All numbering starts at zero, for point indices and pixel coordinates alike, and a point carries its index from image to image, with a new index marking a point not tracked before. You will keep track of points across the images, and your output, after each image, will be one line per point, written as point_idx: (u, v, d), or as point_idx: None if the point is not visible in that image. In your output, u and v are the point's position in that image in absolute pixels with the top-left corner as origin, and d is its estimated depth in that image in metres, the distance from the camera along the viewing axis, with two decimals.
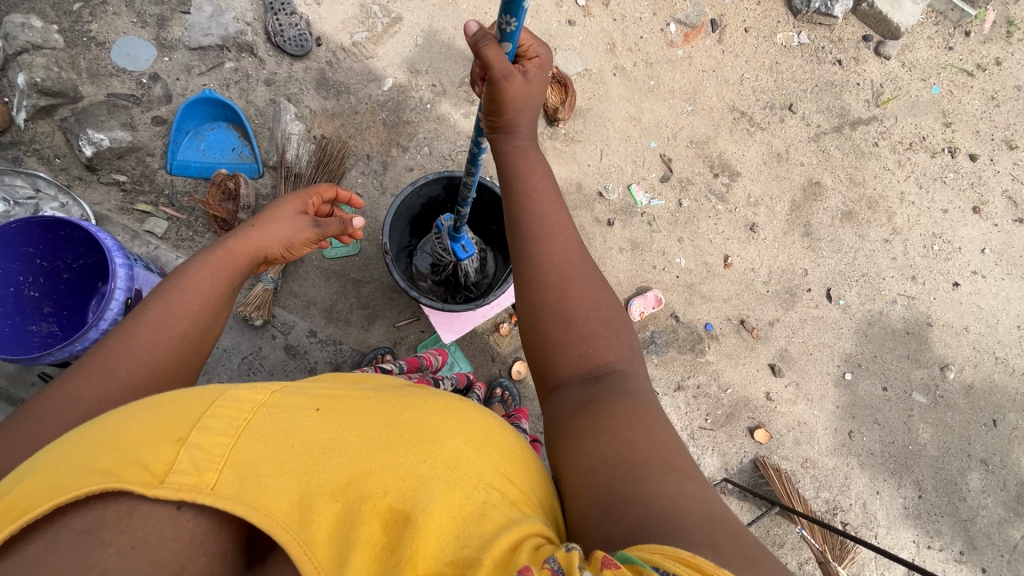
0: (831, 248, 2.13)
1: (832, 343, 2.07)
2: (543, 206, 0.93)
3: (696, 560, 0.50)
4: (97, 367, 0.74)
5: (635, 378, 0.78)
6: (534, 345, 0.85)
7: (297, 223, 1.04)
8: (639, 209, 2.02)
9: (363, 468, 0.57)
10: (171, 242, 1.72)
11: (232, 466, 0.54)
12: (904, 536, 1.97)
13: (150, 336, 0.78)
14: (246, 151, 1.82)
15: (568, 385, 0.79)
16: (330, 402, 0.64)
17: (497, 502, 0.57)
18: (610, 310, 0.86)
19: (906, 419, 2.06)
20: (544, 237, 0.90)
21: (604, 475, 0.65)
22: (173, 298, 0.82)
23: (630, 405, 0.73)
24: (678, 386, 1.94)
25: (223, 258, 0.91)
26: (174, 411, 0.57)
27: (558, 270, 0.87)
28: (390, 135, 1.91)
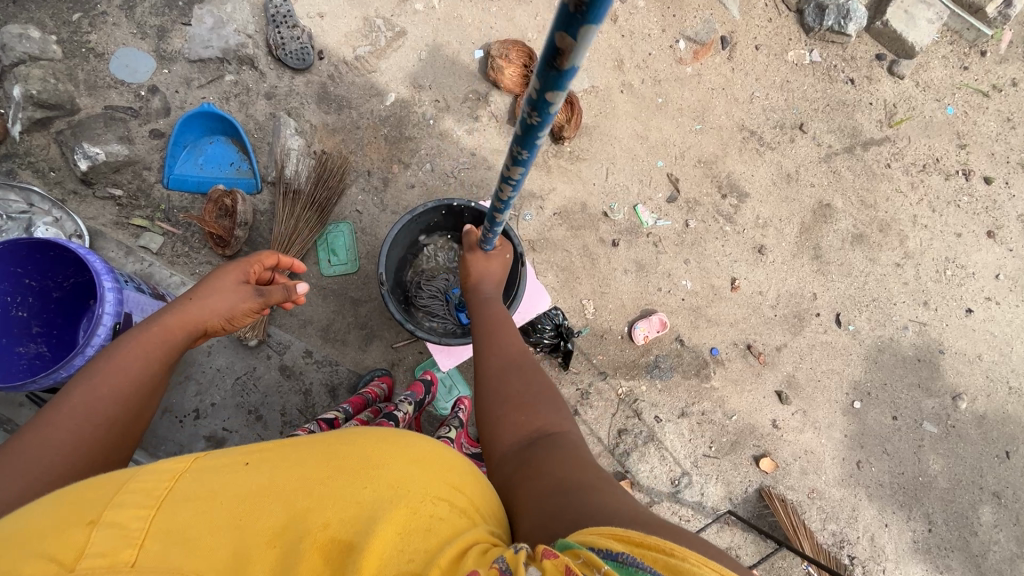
0: (841, 272, 2.08)
1: (841, 370, 2.02)
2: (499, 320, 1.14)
3: (626, 532, 0.51)
4: (9, 462, 0.69)
5: (565, 439, 0.81)
6: (482, 428, 0.89)
7: (239, 293, 1.04)
8: (645, 230, 1.97)
9: (299, 506, 0.53)
10: (166, 258, 1.69)
11: (154, 536, 0.48)
12: (912, 571, 1.92)
13: (71, 426, 0.76)
14: (245, 165, 1.78)
15: (506, 454, 0.81)
16: (259, 455, 0.60)
17: (443, 516, 0.55)
18: (546, 386, 0.93)
19: (916, 450, 2.00)
20: (491, 343, 1.05)
21: (537, 507, 0.64)
22: (99, 385, 0.81)
23: (563, 454, 0.75)
24: (682, 413, 1.89)
25: (158, 336, 0.91)
26: (80, 502, 0.51)
27: (502, 363, 0.99)
28: (392, 150, 1.88)
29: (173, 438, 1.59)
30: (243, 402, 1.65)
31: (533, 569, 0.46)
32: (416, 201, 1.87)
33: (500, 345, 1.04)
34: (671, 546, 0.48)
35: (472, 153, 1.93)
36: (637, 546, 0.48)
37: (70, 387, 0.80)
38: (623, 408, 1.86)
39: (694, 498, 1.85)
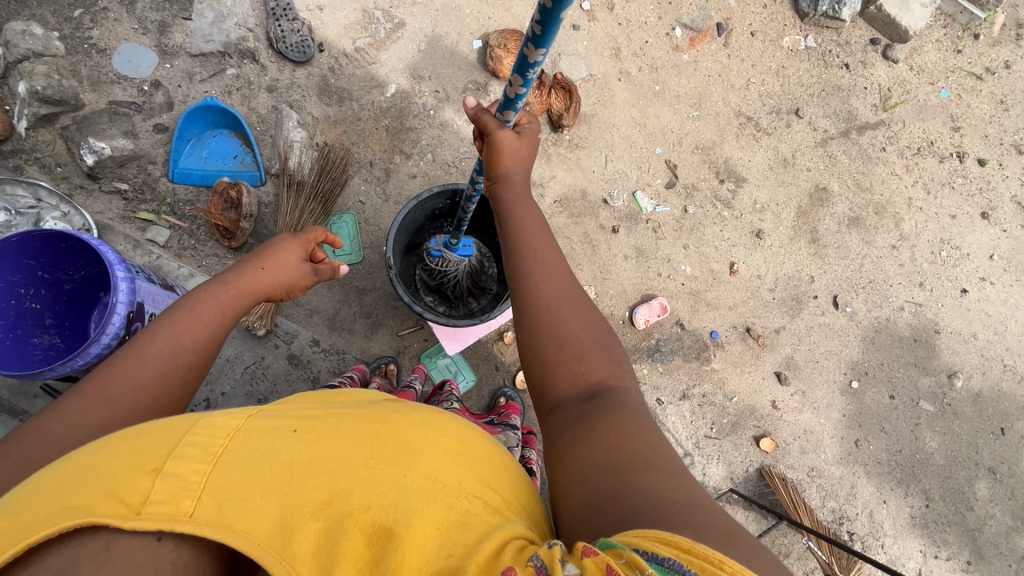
0: (838, 255, 2.11)
1: (838, 351, 2.05)
2: (538, 241, 0.94)
3: (674, 538, 0.51)
4: (101, 395, 0.77)
5: (624, 395, 0.78)
6: (528, 368, 0.85)
7: (300, 268, 1.11)
8: (645, 216, 2.00)
9: (343, 485, 0.57)
10: (173, 250, 1.71)
11: (211, 492, 0.53)
12: (910, 546, 1.95)
13: (153, 370, 0.83)
14: (249, 158, 1.80)
15: (565, 404, 0.79)
16: (307, 424, 0.64)
17: (477, 511, 0.58)
18: (603, 326, 0.86)
19: (913, 427, 2.04)
20: (538, 267, 0.91)
21: (588, 475, 0.65)
22: (179, 333, 0.88)
23: (622, 415, 0.72)
24: (683, 395, 1.92)
25: (231, 296, 0.97)
26: (146, 442, 0.56)
27: (552, 296, 0.87)
28: (394, 141, 1.90)
29: None
30: (252, 391, 1.67)
31: (571, 566, 0.48)
32: (419, 190, 1.89)
33: (549, 271, 0.90)
34: (718, 557, 0.49)
35: (473, 142, 1.95)
36: (684, 553, 0.49)
37: (151, 329, 0.87)
38: None
39: (696, 478, 1.88)
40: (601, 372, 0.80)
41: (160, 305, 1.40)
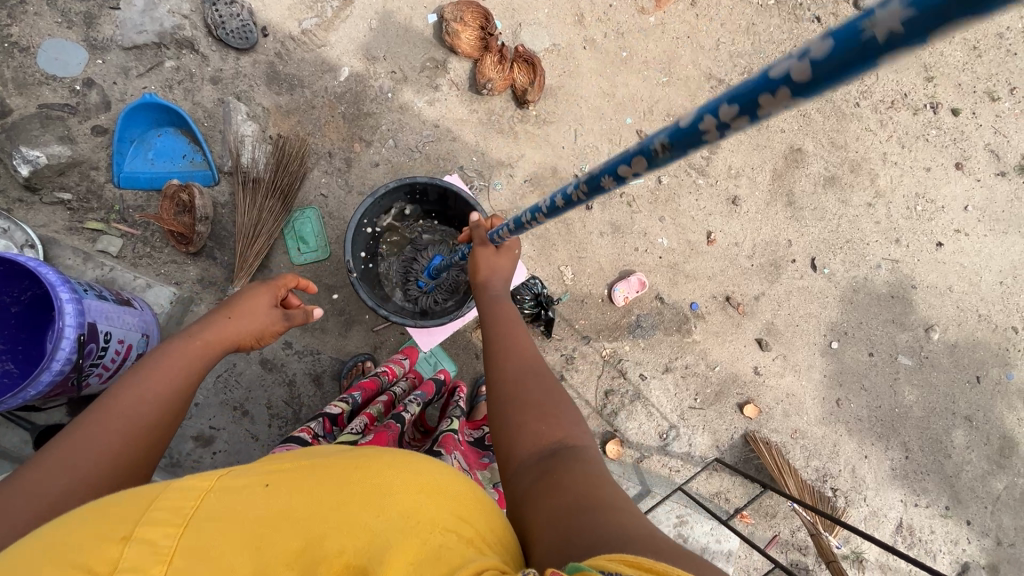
0: (815, 216, 2.09)
1: (817, 313, 2.06)
2: (508, 325, 1.07)
3: (640, 558, 0.47)
4: (64, 459, 0.74)
5: (584, 451, 0.78)
6: (496, 432, 0.87)
7: (270, 314, 1.09)
8: (618, 190, 1.95)
9: (316, 532, 0.54)
10: (128, 261, 1.64)
11: (182, 555, 0.50)
12: (891, 496, 2.01)
13: (123, 429, 0.80)
14: (199, 157, 1.71)
15: (524, 462, 0.78)
16: (278, 474, 0.60)
17: (452, 544, 0.53)
18: (562, 394, 0.90)
19: (892, 382, 2.07)
20: (505, 347, 1.00)
21: (554, 521, 0.63)
22: (148, 389, 0.86)
23: (583, 468, 0.72)
24: (666, 368, 1.92)
25: (200, 348, 0.96)
26: (114, 515, 0.53)
27: (514, 371, 0.95)
28: (352, 129, 1.81)
29: None
30: (227, 399, 1.64)
31: None
32: (382, 179, 1.82)
33: (516, 349, 0.99)
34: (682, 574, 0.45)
35: (435, 124, 1.86)
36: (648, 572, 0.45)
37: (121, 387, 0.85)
38: (608, 369, 1.88)
39: (682, 449, 1.90)
40: (561, 430, 0.82)
41: (115, 323, 1.33)
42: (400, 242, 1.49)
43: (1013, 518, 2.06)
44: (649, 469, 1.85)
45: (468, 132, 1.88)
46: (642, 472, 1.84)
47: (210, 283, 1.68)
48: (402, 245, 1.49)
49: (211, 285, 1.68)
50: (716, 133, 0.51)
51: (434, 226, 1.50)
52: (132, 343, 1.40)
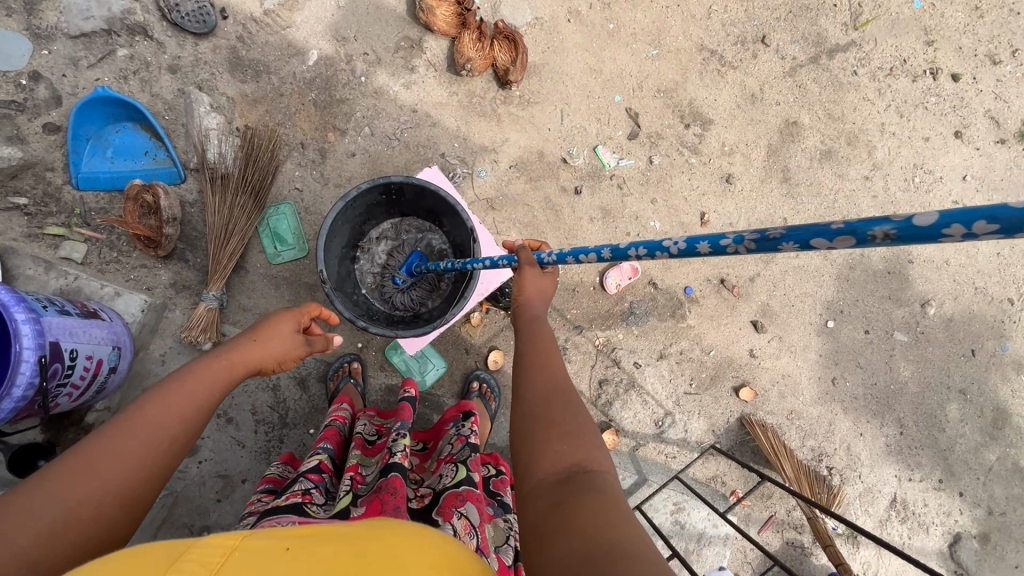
0: (811, 192, 2.02)
1: (813, 293, 2.02)
2: (541, 341, 1.01)
3: None
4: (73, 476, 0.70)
5: (605, 484, 0.73)
6: (516, 448, 0.84)
7: (295, 342, 1.01)
8: (608, 173, 1.87)
9: None
10: (94, 267, 1.55)
11: None
12: (886, 472, 2.02)
13: (125, 474, 0.74)
14: (163, 154, 1.61)
15: (540, 485, 0.75)
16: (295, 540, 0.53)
17: None
18: (586, 418, 0.85)
19: (888, 359, 2.05)
20: (534, 362, 0.96)
21: (564, 560, 0.60)
22: (158, 424, 0.79)
23: (603, 503, 0.68)
24: (661, 355, 1.88)
25: (221, 370, 0.90)
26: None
27: (543, 387, 0.90)
28: (324, 117, 1.70)
29: None
30: None
31: None
32: (360, 170, 1.73)
33: (546, 367, 0.95)
34: None
35: (414, 109, 1.76)
36: None
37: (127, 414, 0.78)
38: (602, 359, 1.84)
39: (678, 435, 1.88)
40: (581, 454, 0.78)
41: (81, 339, 1.26)
42: (381, 243, 1.42)
43: (1005, 488, 2.08)
44: (645, 458, 1.83)
45: (448, 117, 1.78)
46: (638, 460, 1.82)
47: (184, 287, 1.61)
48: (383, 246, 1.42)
49: (185, 290, 1.61)
50: (958, 240, 0.50)
51: (417, 227, 1.44)
52: (102, 358, 1.33)
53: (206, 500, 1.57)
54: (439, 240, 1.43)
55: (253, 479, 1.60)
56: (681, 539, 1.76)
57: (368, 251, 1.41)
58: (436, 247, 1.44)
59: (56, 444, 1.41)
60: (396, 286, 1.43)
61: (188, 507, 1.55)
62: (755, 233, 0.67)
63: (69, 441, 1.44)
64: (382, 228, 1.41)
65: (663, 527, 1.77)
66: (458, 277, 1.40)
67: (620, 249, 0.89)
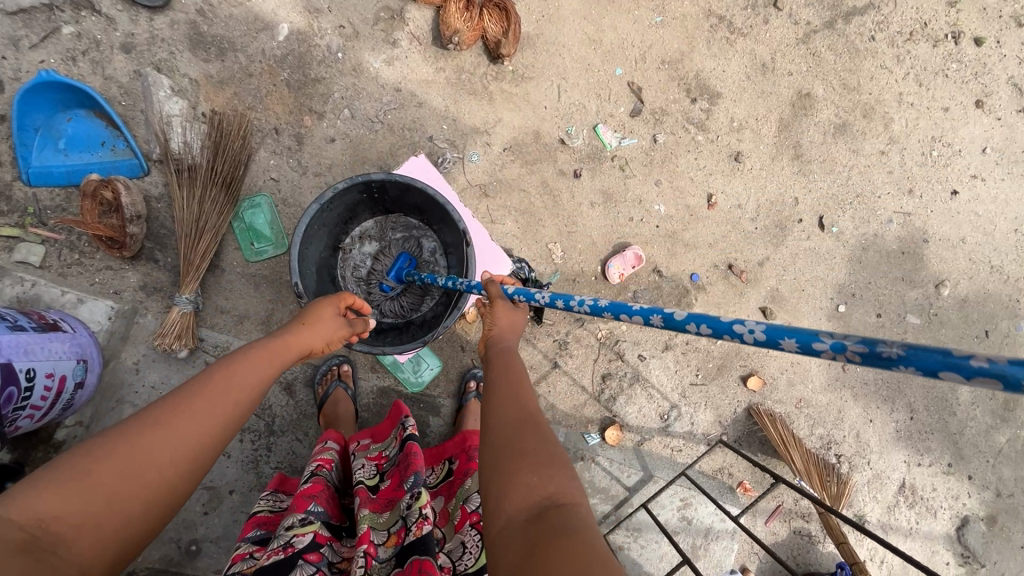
0: (824, 169, 1.91)
1: (824, 276, 1.92)
2: (510, 368, 0.94)
3: None
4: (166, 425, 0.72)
5: (581, 522, 0.65)
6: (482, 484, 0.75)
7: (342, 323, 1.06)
8: (610, 153, 1.74)
9: None
10: (55, 271, 1.43)
11: None
12: (895, 457, 1.97)
13: (190, 466, 0.73)
14: (122, 144, 1.47)
15: (509, 527, 0.67)
16: None
17: None
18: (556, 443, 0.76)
19: (899, 343, 1.98)
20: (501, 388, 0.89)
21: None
22: (227, 415, 0.79)
23: (579, 545, 0.60)
24: (666, 346, 1.80)
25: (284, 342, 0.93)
26: None
27: (512, 416, 0.82)
28: (299, 99, 1.57)
29: None
30: None
31: None
32: (341, 156, 1.59)
33: (515, 391, 0.87)
34: None
35: (397, 88, 1.62)
36: None
37: (203, 390, 0.78)
38: (605, 352, 1.75)
39: (684, 428, 1.81)
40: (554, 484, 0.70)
41: (39, 356, 1.15)
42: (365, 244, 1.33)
43: (1014, 470, 2.04)
44: (651, 452, 1.76)
45: (435, 96, 1.64)
46: (644, 456, 1.75)
47: (154, 289, 1.49)
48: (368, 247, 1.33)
49: (156, 292, 1.49)
50: None
51: (404, 225, 1.34)
52: (66, 373, 1.22)
53: (192, 514, 1.48)
54: (429, 239, 1.33)
55: (240, 489, 1.51)
56: (688, 535, 1.72)
57: (351, 254, 1.32)
58: (424, 247, 1.34)
59: (24, 464, 1.32)
60: (385, 293, 1.32)
61: (173, 522, 1.47)
62: (862, 344, 0.57)
63: (39, 460, 1.34)
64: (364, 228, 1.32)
65: (669, 524, 1.72)
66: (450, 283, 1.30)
67: (676, 320, 0.77)
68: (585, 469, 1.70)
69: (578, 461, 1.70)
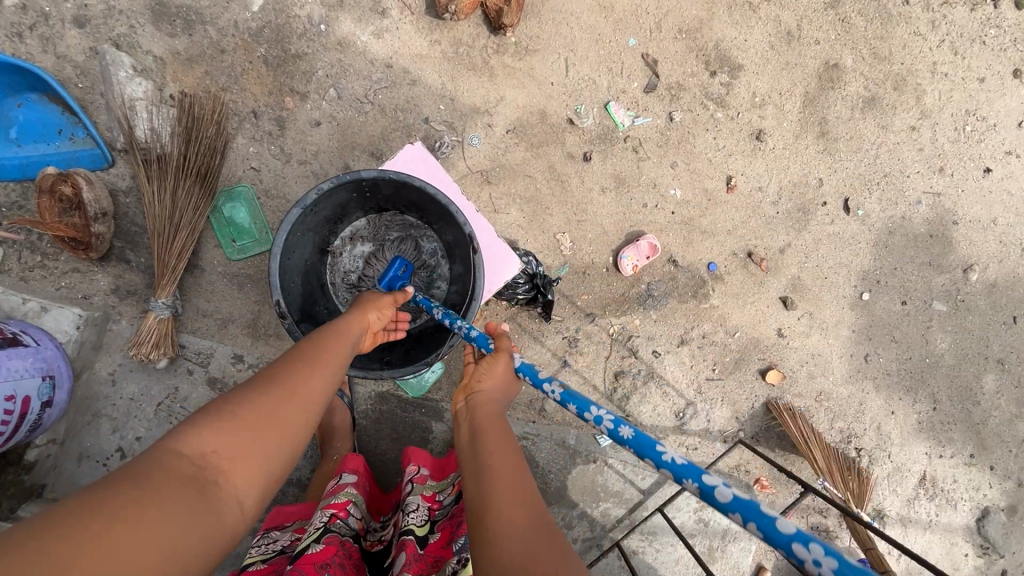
0: (850, 148, 1.77)
1: (847, 263, 1.81)
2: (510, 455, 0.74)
3: None
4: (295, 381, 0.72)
5: None
6: None
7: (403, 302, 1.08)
8: (622, 134, 1.61)
9: None
10: (16, 276, 1.31)
11: None
12: (916, 450, 1.90)
13: (321, 421, 0.73)
14: (82, 132, 1.32)
15: None
16: None
17: None
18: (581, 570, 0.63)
19: (924, 331, 1.88)
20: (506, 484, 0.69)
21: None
22: (342, 376, 0.80)
23: None
24: (682, 341, 1.69)
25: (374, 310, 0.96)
26: None
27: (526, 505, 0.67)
28: (279, 78, 1.43)
29: None
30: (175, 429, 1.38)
31: None
32: (327, 141, 1.45)
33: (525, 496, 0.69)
34: None
35: (388, 64, 1.48)
36: None
37: (324, 344, 0.80)
38: (617, 349, 1.64)
39: (700, 426, 1.72)
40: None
41: None
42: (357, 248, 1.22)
43: None
44: None
45: (430, 72, 1.50)
46: None
47: (128, 293, 1.36)
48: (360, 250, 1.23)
49: (129, 295, 1.36)
50: None
51: (401, 225, 1.23)
52: (29, 394, 1.11)
53: None
54: (427, 242, 1.22)
55: None
56: (704, 537, 1.65)
57: (341, 258, 1.22)
58: (423, 248, 1.23)
59: None
60: None
61: None
62: None
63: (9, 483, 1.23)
64: (357, 229, 1.22)
65: (685, 526, 1.65)
66: (452, 292, 1.19)
67: (727, 503, 0.64)
68: (598, 472, 1.61)
69: (590, 464, 1.61)
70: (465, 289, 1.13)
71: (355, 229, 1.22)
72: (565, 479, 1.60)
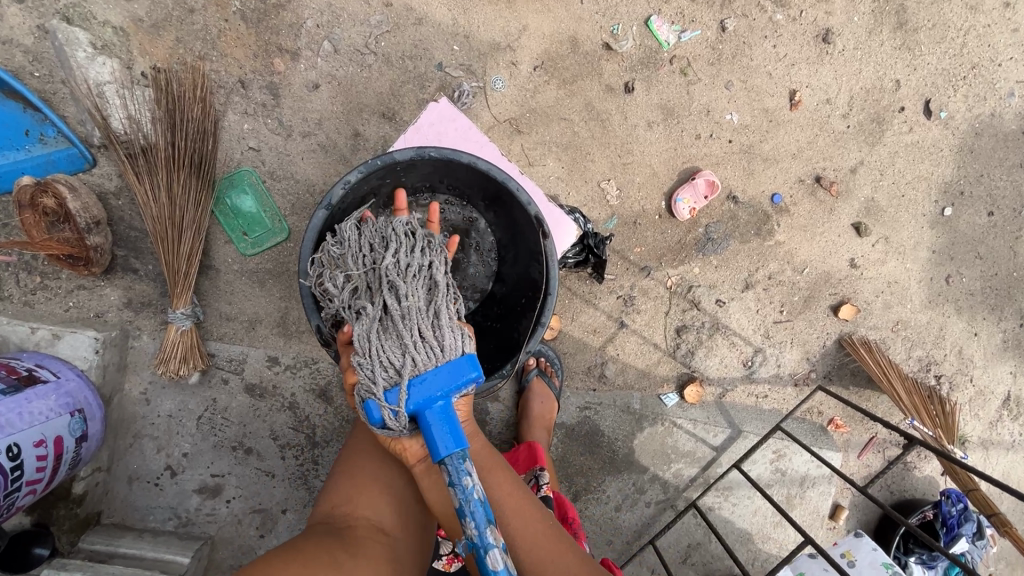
0: (932, 37, 1.51)
1: (928, 174, 1.58)
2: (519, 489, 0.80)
3: None
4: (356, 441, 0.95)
5: None
6: None
7: None
8: (667, 54, 1.39)
9: None
10: (18, 301, 1.19)
11: None
12: (1001, 371, 1.74)
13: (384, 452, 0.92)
14: (52, 131, 1.15)
15: None
16: None
17: None
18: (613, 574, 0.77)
19: (1013, 243, 1.66)
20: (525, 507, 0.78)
21: None
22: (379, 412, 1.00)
23: None
24: (746, 285, 1.52)
25: None
26: None
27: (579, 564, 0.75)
28: (263, 36, 1.23)
29: (158, 504, 1.29)
30: (221, 441, 1.30)
31: None
32: (329, 106, 1.26)
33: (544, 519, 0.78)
34: None
35: (387, 3, 1.26)
36: None
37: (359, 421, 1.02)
38: (677, 302, 1.49)
39: (770, 372, 1.57)
40: None
41: (19, 427, 0.94)
42: (402, 274, 0.79)
43: None
44: (734, 404, 1.55)
45: (437, 6, 1.29)
46: (728, 410, 1.55)
47: (142, 305, 1.24)
48: (407, 287, 0.77)
49: (144, 307, 1.24)
50: None
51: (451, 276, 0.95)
52: (61, 434, 1.02)
53: (248, 539, 1.31)
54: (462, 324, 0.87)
55: (295, 507, 1.33)
56: (782, 487, 1.58)
57: (352, 241, 0.83)
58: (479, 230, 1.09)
59: (48, 525, 1.16)
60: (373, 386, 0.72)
61: (230, 550, 1.31)
62: None
63: (63, 518, 1.18)
64: (415, 242, 0.83)
65: (761, 478, 1.58)
66: (519, 287, 1.04)
67: None
68: (667, 434, 1.52)
69: (657, 426, 1.51)
70: (535, 280, 0.99)
71: (418, 229, 0.85)
72: (632, 444, 1.50)
